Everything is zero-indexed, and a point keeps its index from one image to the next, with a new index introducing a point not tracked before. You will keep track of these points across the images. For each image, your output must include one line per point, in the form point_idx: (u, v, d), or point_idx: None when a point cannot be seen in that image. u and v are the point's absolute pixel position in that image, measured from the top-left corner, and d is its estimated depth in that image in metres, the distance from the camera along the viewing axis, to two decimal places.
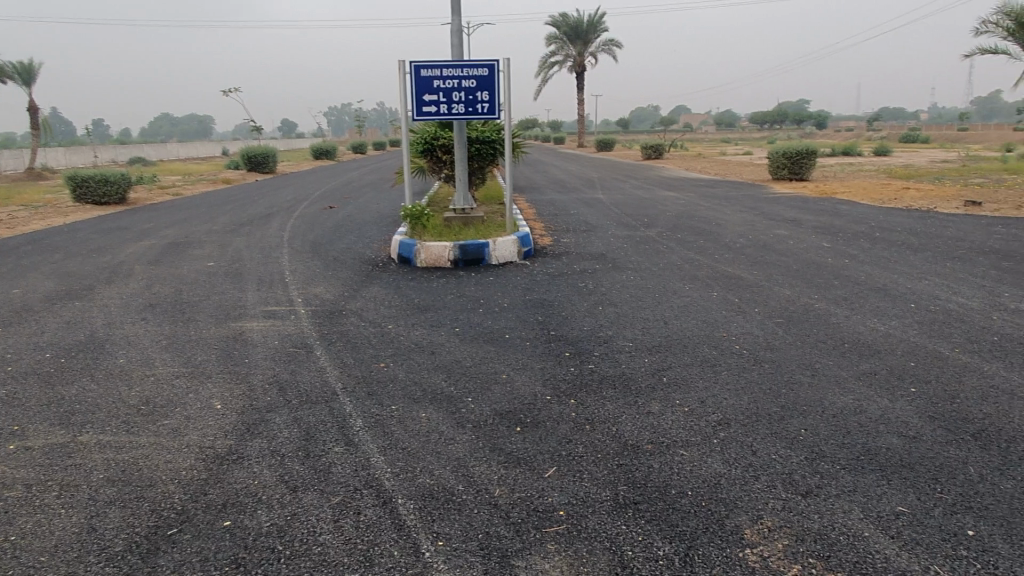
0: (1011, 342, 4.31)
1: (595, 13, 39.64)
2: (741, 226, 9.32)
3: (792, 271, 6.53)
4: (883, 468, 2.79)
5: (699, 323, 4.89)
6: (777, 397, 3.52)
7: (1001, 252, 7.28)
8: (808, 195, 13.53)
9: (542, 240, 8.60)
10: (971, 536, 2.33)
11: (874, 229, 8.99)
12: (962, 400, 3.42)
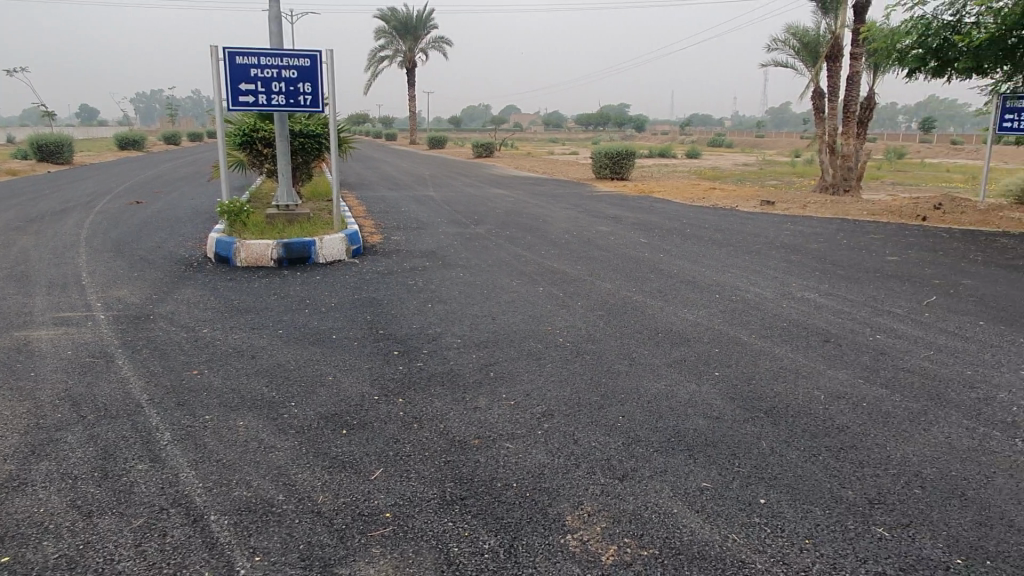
0: (796, 327, 4.82)
1: (424, 12, 39.60)
2: (567, 223, 9.70)
3: (613, 265, 6.89)
4: (690, 448, 3.02)
5: (526, 317, 5.03)
6: (598, 387, 3.70)
7: (788, 246, 8.13)
8: (626, 193, 14.36)
9: (372, 237, 8.45)
10: (763, 504, 2.58)
11: (684, 225, 9.71)
12: (756, 381, 3.79)
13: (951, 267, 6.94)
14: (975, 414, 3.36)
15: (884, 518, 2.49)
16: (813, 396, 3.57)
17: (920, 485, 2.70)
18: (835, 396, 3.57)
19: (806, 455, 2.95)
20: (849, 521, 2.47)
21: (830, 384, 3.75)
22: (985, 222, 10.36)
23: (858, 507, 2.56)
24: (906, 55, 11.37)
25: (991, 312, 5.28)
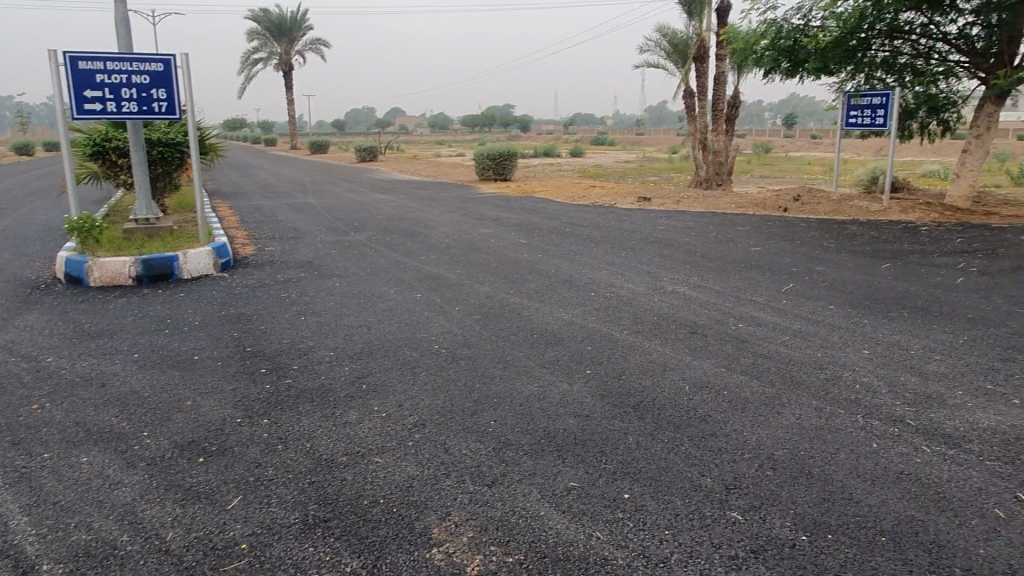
0: (664, 320, 5.03)
1: (297, 12, 38.51)
2: (449, 227, 9.69)
3: (491, 268, 6.95)
4: (559, 448, 3.08)
5: (402, 325, 4.99)
6: (471, 393, 3.72)
7: (661, 241, 8.47)
8: (510, 194, 14.53)
9: (244, 249, 8.12)
10: (627, 498, 2.67)
11: (564, 224, 9.92)
12: (625, 376, 3.92)
13: (807, 255, 7.45)
14: (822, 394, 3.61)
15: (737, 502, 2.62)
16: (677, 388, 3.73)
17: (771, 467, 2.87)
18: (698, 386, 3.75)
19: (669, 446, 3.07)
20: (706, 509, 2.58)
21: (694, 373, 3.94)
22: (839, 211, 11.19)
23: (715, 494, 2.68)
24: (763, 56, 12.12)
25: (839, 296, 5.71)
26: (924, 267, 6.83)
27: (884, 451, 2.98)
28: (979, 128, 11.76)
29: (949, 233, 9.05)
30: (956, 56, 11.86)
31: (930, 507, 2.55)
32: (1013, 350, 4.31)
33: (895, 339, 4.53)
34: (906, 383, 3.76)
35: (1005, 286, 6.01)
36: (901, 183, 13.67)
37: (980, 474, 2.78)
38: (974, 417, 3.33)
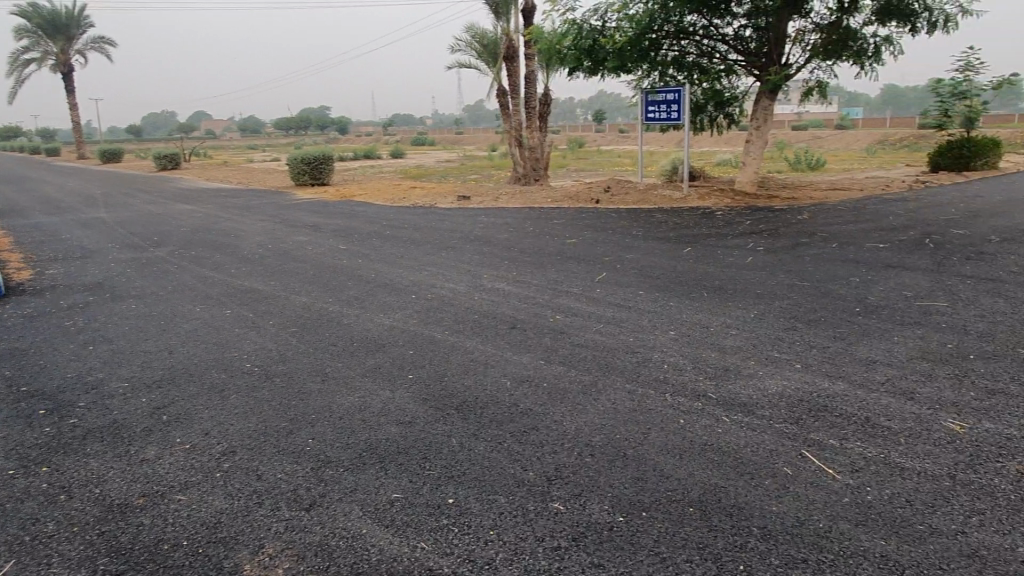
0: (486, 317, 5.11)
1: (74, 7, 34.90)
2: (262, 236, 9.23)
3: (308, 277, 6.71)
4: (382, 460, 3.02)
5: (210, 346, 4.68)
6: (287, 412, 3.56)
7: (482, 239, 8.61)
8: (328, 199, 14.12)
9: (19, 275, 7.20)
10: (451, 503, 2.66)
11: (385, 227, 9.80)
12: (448, 378, 3.93)
13: (617, 245, 7.90)
14: (634, 377, 3.84)
15: (558, 493, 2.70)
16: (499, 384, 3.80)
17: (589, 453, 3.00)
18: (519, 381, 3.85)
19: (492, 444, 3.12)
20: (528, 503, 2.64)
21: (515, 368, 4.04)
22: (645, 201, 11.96)
23: (537, 487, 2.75)
24: (566, 56, 12.69)
25: (647, 281, 6.11)
26: (719, 249, 7.49)
27: (689, 426, 3.22)
28: (757, 121, 13.04)
29: (739, 216, 9.99)
30: (734, 56, 13.12)
31: (730, 473, 2.79)
32: (794, 319, 4.84)
33: (696, 318, 4.92)
34: (706, 358, 4.09)
35: (785, 262, 6.74)
36: (697, 173, 14.88)
37: (770, 437, 3.08)
38: (763, 384, 3.69)
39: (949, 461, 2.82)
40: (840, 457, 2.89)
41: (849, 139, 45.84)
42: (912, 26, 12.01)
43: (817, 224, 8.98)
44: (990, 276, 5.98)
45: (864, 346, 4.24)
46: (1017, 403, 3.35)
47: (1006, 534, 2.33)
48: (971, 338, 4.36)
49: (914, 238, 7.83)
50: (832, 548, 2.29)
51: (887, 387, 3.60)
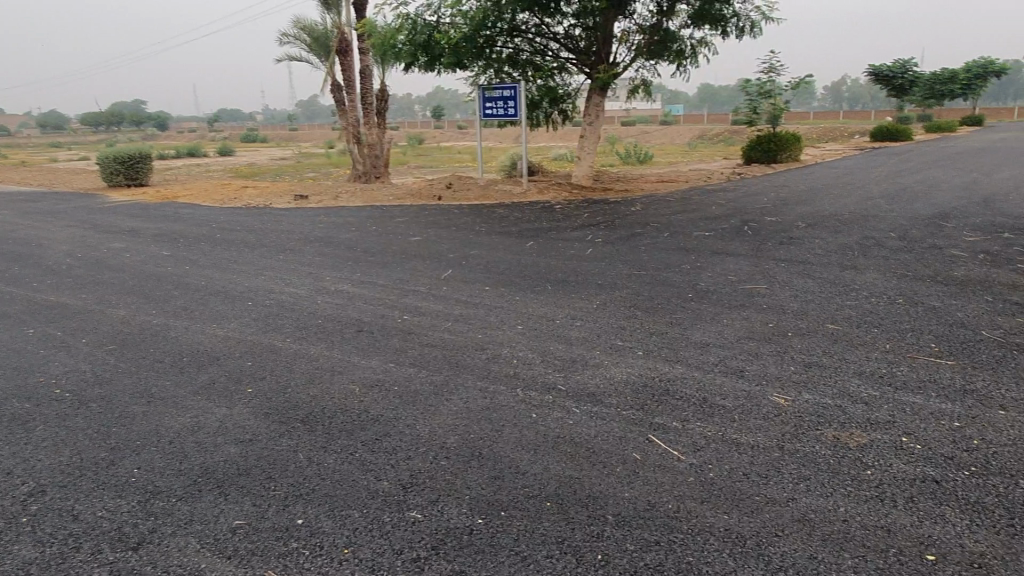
0: (330, 322, 4.94)
1: None
2: (70, 244, 8.36)
3: (128, 288, 6.15)
4: (222, 484, 2.83)
5: (9, 371, 4.15)
6: (107, 440, 3.23)
7: (321, 239, 8.31)
8: (147, 201, 13.05)
9: None
10: (300, 524, 2.54)
11: (213, 230, 9.20)
12: (292, 389, 3.75)
13: (462, 241, 7.93)
14: (485, 374, 3.86)
15: (415, 501, 2.66)
16: (347, 392, 3.69)
17: (445, 456, 2.98)
18: (368, 386, 3.75)
19: (342, 456, 3.02)
20: (384, 515, 2.57)
21: (365, 373, 3.93)
22: (487, 197, 12.11)
23: (393, 497, 2.69)
24: (401, 51, 12.55)
25: (493, 276, 6.18)
26: (561, 242, 7.73)
27: (542, 419, 3.29)
28: (590, 116, 13.55)
29: (578, 209, 10.38)
30: (566, 54, 13.59)
31: (584, 464, 2.88)
32: (634, 308, 5.10)
33: (543, 311, 5.05)
34: (555, 351, 4.21)
35: (622, 252, 7.08)
36: (535, 168, 15.27)
37: (618, 424, 3.22)
38: (607, 373, 3.85)
39: (776, 433, 3.09)
40: (683, 439, 3.06)
41: (671, 134, 49.02)
42: (723, 30, 13.02)
43: (648, 216, 9.52)
44: (799, 259, 6.63)
45: (696, 330, 4.54)
46: (828, 374, 3.74)
47: (828, 497, 2.58)
48: (788, 316, 4.80)
49: (734, 226, 8.51)
50: (680, 528, 2.43)
51: (720, 367, 3.88)
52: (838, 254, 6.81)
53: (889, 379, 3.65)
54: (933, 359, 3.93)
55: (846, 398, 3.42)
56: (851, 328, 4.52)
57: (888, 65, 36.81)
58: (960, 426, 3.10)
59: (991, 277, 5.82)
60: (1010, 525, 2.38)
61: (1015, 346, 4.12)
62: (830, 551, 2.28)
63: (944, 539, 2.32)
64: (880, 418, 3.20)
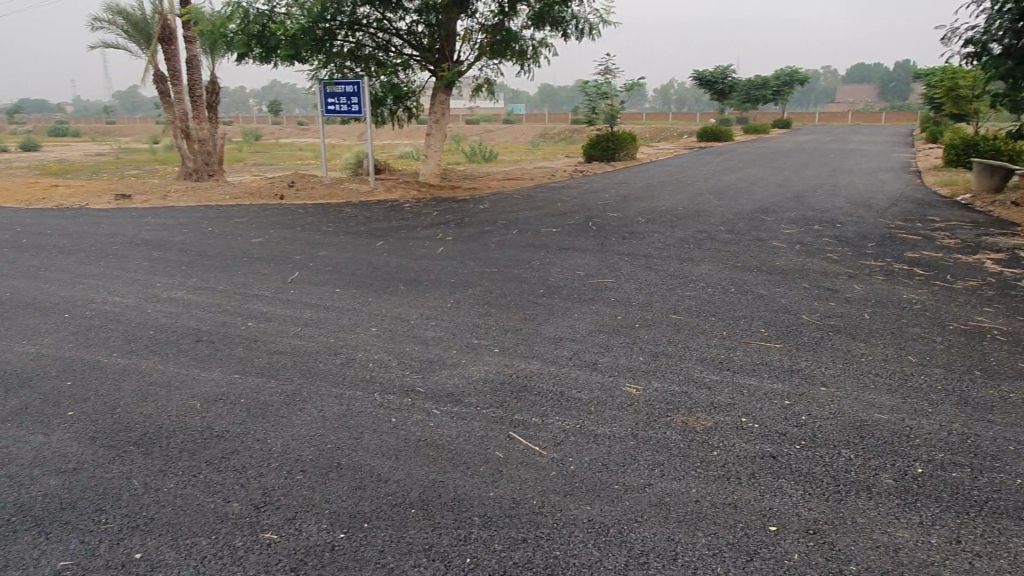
0: (165, 332, 4.58)
1: None
2: None
3: None
4: (40, 522, 2.53)
5: None
6: None
7: (150, 243, 7.68)
8: None
9: None
10: (140, 558, 2.33)
11: (20, 235, 8.24)
12: (123, 408, 3.44)
13: (307, 242, 7.63)
14: (340, 380, 3.73)
15: (270, 520, 2.52)
16: (187, 408, 3.42)
17: (301, 470, 2.84)
18: (212, 400, 3.51)
19: (185, 479, 2.80)
20: (236, 539, 2.42)
21: (207, 386, 3.68)
22: (332, 195, 11.74)
23: (245, 519, 2.53)
24: (233, 41, 11.85)
25: (343, 278, 5.99)
26: (412, 241, 7.64)
27: (402, 424, 3.23)
28: (435, 114, 13.50)
29: (428, 208, 10.32)
30: (409, 50, 13.46)
31: (447, 466, 2.86)
32: (488, 305, 5.14)
33: (397, 312, 4.96)
34: (412, 352, 4.15)
35: (474, 250, 7.12)
36: (381, 166, 15.01)
37: (480, 423, 3.23)
38: (467, 372, 3.85)
39: (631, 422, 3.23)
40: (543, 434, 3.13)
41: (514, 133, 50.04)
42: (562, 31, 13.44)
43: (497, 213, 9.65)
44: (641, 253, 6.98)
45: (549, 326, 4.66)
46: (674, 362, 3.97)
47: (681, 479, 2.74)
48: (634, 309, 5.04)
49: (579, 223, 8.82)
50: (547, 523, 2.47)
51: (574, 361, 4.00)
52: (675, 248, 7.25)
53: (727, 364, 3.93)
54: (763, 343, 4.29)
55: (690, 384, 3.65)
56: (691, 318, 4.82)
57: (710, 71, 39.68)
58: (789, 404, 3.40)
59: (805, 265, 6.44)
60: (836, 492, 2.64)
61: (829, 328, 4.59)
62: (686, 531, 2.42)
63: (783, 510, 2.54)
64: (722, 401, 3.44)
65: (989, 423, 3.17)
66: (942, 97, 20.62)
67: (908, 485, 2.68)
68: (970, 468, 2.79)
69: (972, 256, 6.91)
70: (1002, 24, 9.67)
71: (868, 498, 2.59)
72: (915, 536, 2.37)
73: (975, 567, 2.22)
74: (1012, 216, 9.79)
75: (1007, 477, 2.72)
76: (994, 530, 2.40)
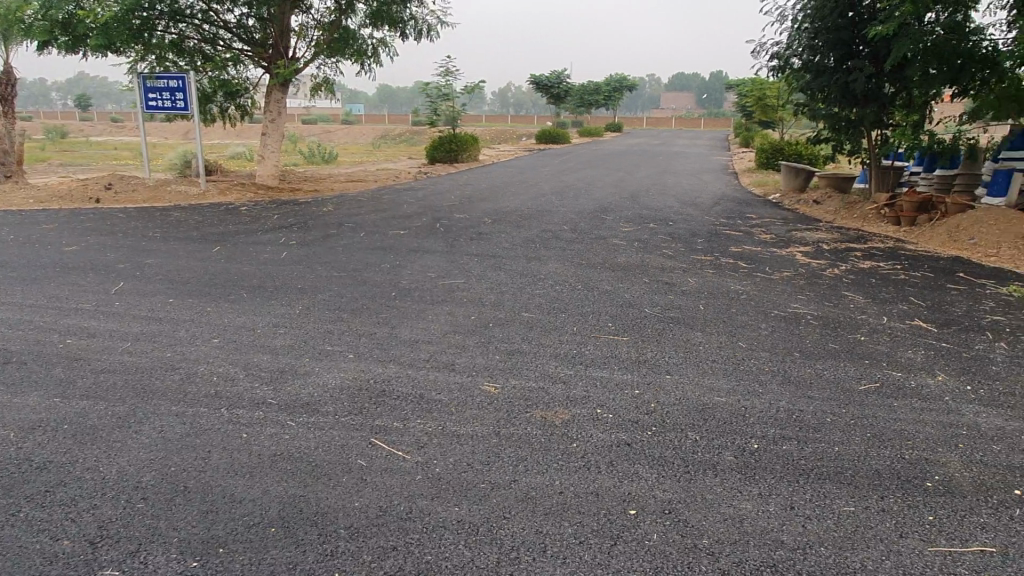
0: None
1: None
2: None
3: None
4: None
5: None
6: None
7: None
8: None
9: None
10: None
11: None
12: None
13: (132, 249, 7.02)
14: (180, 397, 3.46)
15: (110, 556, 2.29)
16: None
17: (141, 498, 2.61)
18: (29, 429, 3.13)
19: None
20: None
21: (22, 414, 3.27)
22: (156, 198, 10.88)
23: (79, 556, 2.28)
24: (32, 27, 10.65)
25: (176, 287, 5.57)
26: (251, 246, 7.26)
27: (254, 439, 3.05)
28: (271, 113, 12.90)
29: (267, 211, 9.86)
30: (239, 45, 12.75)
31: (307, 479, 2.74)
32: (339, 310, 4.99)
33: (241, 322, 4.69)
34: (260, 363, 3.94)
35: (320, 254, 6.88)
36: (212, 167, 14.13)
37: (339, 432, 3.13)
38: (321, 380, 3.71)
39: (493, 420, 3.26)
40: (405, 438, 3.08)
41: (354, 134, 48.98)
42: (401, 31, 13.32)
43: (341, 215, 9.39)
44: (490, 253, 7.08)
45: (404, 328, 4.60)
46: (529, 359, 4.06)
47: (545, 473, 2.80)
48: (488, 308, 5.10)
49: (427, 224, 8.79)
50: (415, 528, 2.44)
51: (432, 362, 3.98)
52: (523, 247, 7.42)
53: (580, 359, 4.08)
54: (612, 336, 4.50)
55: (547, 380, 3.75)
56: (543, 315, 4.96)
57: (546, 75, 40.98)
58: (639, 393, 3.59)
59: (644, 262, 6.83)
60: (686, 472, 2.82)
61: (669, 319, 4.90)
62: (552, 523, 2.48)
63: (641, 493, 2.67)
64: (577, 394, 3.57)
65: (809, 399, 3.53)
66: (752, 105, 22.66)
67: (747, 460, 2.92)
68: (797, 440, 3.09)
69: (785, 249, 7.65)
70: (802, 41, 10.76)
71: (714, 475, 2.80)
72: (756, 506, 2.59)
73: (808, 529, 2.46)
74: (814, 213, 10.95)
75: (827, 446, 3.04)
76: (820, 494, 2.67)
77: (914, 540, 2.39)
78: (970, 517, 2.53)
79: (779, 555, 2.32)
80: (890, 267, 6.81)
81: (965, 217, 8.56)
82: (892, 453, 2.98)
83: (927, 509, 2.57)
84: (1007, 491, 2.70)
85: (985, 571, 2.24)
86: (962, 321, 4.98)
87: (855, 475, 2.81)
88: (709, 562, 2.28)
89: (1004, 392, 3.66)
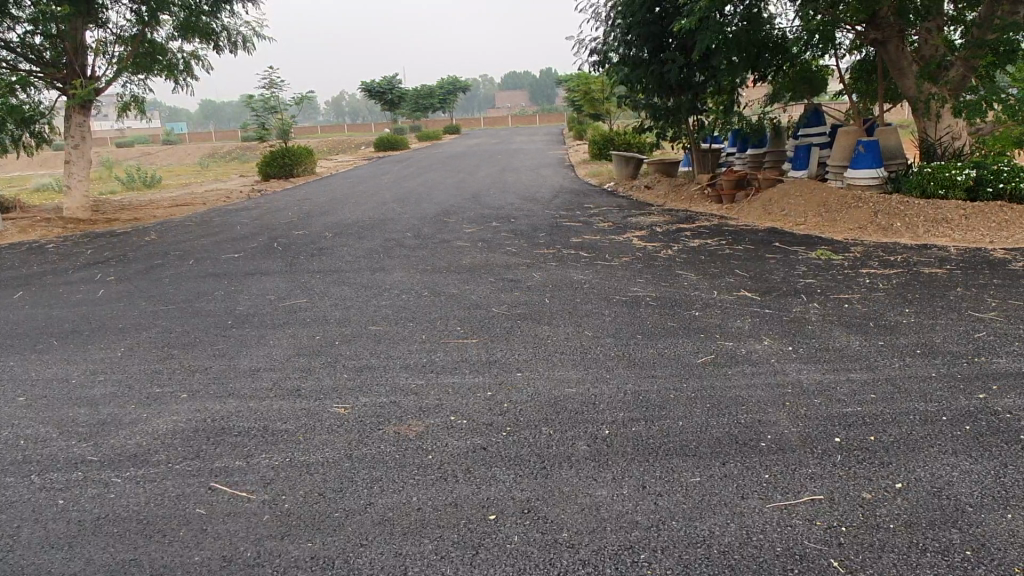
0: None
1: None
2: None
3: None
4: None
5: None
6: None
7: None
8: None
9: None
10: None
11: None
12: None
13: None
14: None
15: None
16: None
17: None
18: None
19: None
20: None
21: None
22: None
23: None
24: None
25: None
26: (59, 287, 6.59)
27: (73, 504, 2.76)
28: (73, 138, 11.80)
29: (79, 246, 9.02)
30: (28, 65, 11.59)
31: (137, 540, 2.51)
32: (167, 348, 4.63)
33: (52, 374, 4.24)
34: (75, 418, 3.57)
35: (145, 287, 6.40)
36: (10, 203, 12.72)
37: (173, 481, 2.90)
38: (152, 426, 3.43)
39: (344, 442, 3.17)
40: (249, 477, 2.91)
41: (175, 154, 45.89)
42: (213, 43, 12.66)
43: (165, 243, 8.79)
44: (332, 268, 6.88)
45: (243, 358, 4.36)
46: (379, 374, 3.97)
47: (401, 491, 2.75)
48: (333, 326, 4.94)
49: (262, 244, 8.38)
50: (266, 572, 2.31)
51: (275, 391, 3.79)
52: (366, 259, 7.26)
53: (427, 366, 4.06)
54: (460, 340, 4.50)
55: (397, 394, 3.68)
56: (389, 326, 4.87)
57: (377, 82, 40.49)
58: (491, 394, 3.62)
59: (491, 261, 6.89)
60: (542, 468, 2.87)
61: (516, 316, 4.98)
62: (411, 542, 2.43)
63: (498, 497, 2.68)
64: (430, 403, 3.54)
65: (653, 377, 3.71)
66: (580, 100, 23.60)
67: (599, 447, 3.02)
68: (644, 421, 3.23)
69: (620, 235, 8.02)
70: (615, 37, 11.24)
71: (568, 467, 2.87)
72: (610, 491, 2.68)
73: (660, 506, 2.57)
74: (647, 198, 11.58)
75: (672, 422, 3.20)
76: (668, 469, 2.81)
77: (756, 500, 2.57)
78: (800, 469, 2.76)
79: (635, 535, 2.41)
80: (715, 243, 7.31)
81: (776, 191, 9.35)
82: (730, 420, 3.19)
83: (764, 468, 2.78)
84: (829, 440, 2.97)
85: (816, 519, 2.45)
86: (781, 286, 5.44)
87: (699, 445, 2.99)
88: (570, 554, 2.33)
89: (819, 348, 4.04)
